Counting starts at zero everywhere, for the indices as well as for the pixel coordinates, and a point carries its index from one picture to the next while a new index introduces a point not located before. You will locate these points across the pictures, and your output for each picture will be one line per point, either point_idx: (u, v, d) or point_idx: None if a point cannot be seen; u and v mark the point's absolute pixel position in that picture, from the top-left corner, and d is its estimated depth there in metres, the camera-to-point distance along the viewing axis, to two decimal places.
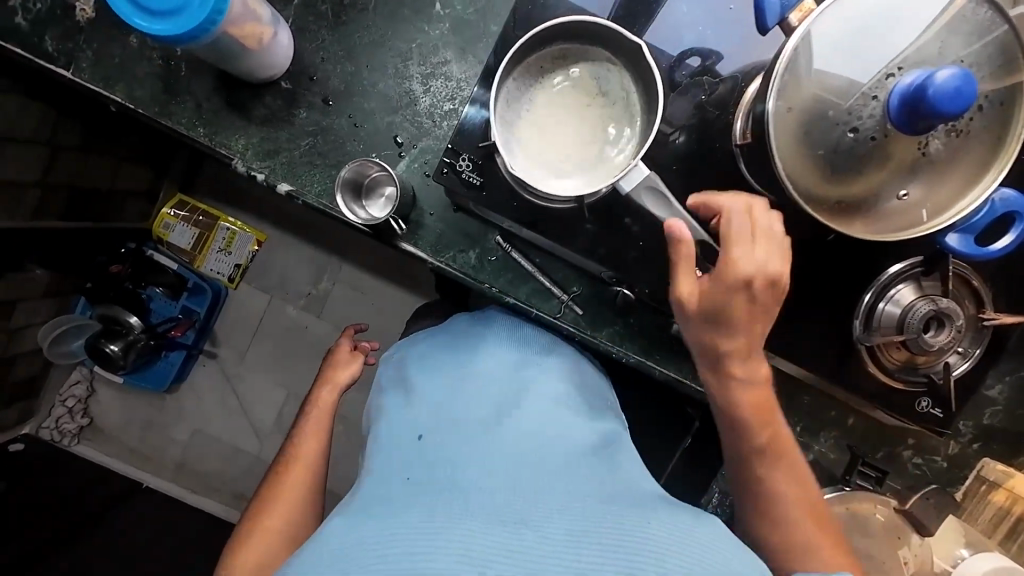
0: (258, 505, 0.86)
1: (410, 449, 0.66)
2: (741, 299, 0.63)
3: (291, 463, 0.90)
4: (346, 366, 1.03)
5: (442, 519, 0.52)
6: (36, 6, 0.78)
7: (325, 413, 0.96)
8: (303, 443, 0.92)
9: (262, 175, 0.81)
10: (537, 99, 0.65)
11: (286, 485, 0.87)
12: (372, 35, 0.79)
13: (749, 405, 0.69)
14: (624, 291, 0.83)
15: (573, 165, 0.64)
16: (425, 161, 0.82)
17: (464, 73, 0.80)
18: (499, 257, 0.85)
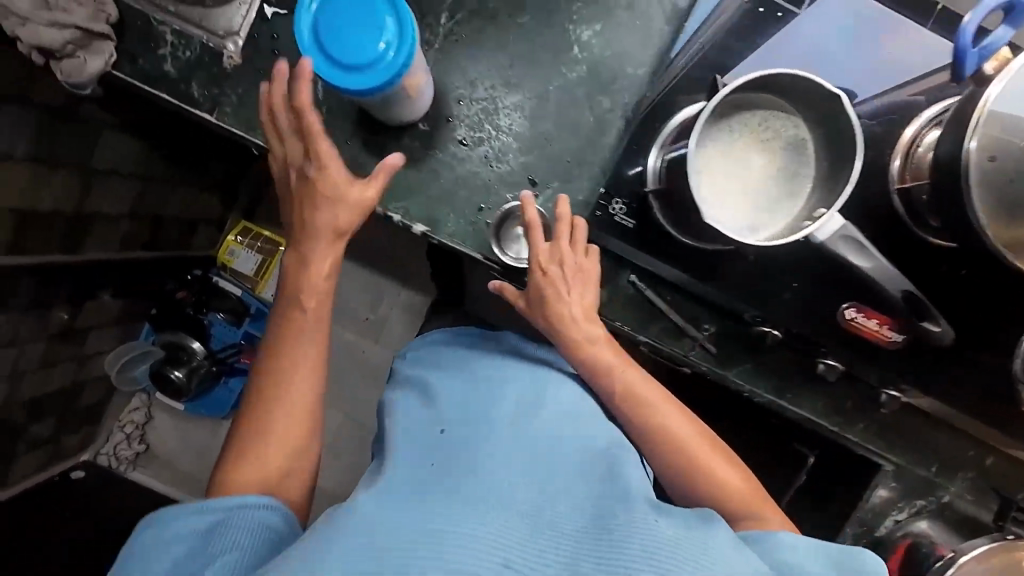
0: (260, 369, 0.72)
1: (431, 452, 0.66)
2: (566, 268, 0.76)
3: (269, 388, 0.71)
4: (323, 183, 0.74)
5: (417, 515, 0.53)
6: (185, 54, 0.80)
7: (317, 297, 0.75)
8: (295, 378, 0.71)
9: (400, 216, 0.82)
10: (714, 152, 0.61)
11: (285, 351, 0.73)
12: (511, 79, 0.80)
13: (641, 393, 0.75)
14: (774, 331, 0.77)
15: (766, 211, 0.61)
16: (559, 201, 0.82)
17: (601, 114, 0.80)
18: (631, 294, 0.84)
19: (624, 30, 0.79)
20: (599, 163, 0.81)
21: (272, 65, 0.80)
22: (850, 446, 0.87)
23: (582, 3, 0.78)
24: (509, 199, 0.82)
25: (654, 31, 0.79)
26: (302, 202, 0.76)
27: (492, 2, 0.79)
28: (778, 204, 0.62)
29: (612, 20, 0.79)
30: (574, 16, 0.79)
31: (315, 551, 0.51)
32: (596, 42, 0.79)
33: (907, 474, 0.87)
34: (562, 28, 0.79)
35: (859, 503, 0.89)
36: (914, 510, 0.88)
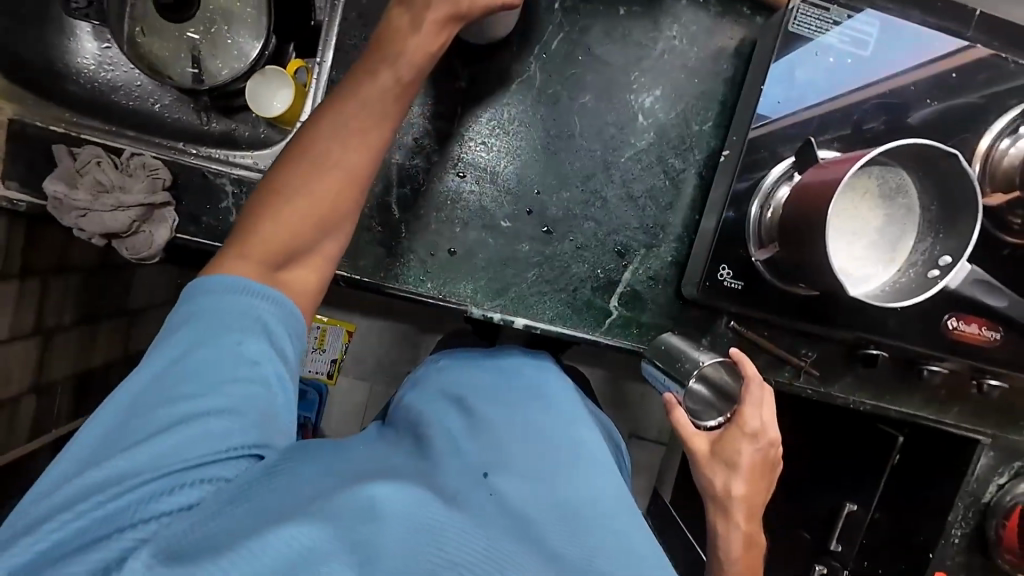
0: (268, 190, 0.59)
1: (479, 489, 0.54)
2: (752, 448, 0.76)
3: (321, 168, 0.60)
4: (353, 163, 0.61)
5: (501, 541, 0.47)
6: (249, 201, 0.77)
7: (350, 185, 0.61)
8: (343, 149, 0.61)
9: (499, 315, 0.81)
10: (846, 247, 0.64)
11: (279, 220, 0.58)
12: (582, 158, 0.80)
13: (751, 509, 0.78)
14: (880, 351, 0.84)
15: (879, 267, 0.64)
16: (649, 266, 0.83)
17: (674, 175, 0.81)
18: (730, 339, 0.86)
19: (683, 90, 0.79)
20: (681, 223, 0.83)
21: None
22: (951, 429, 0.92)
23: (639, 71, 0.79)
24: (601, 274, 0.83)
25: (712, 85, 0.80)
26: (309, 168, 0.60)
27: (551, 88, 0.78)
28: (888, 260, 0.65)
29: (670, 83, 0.79)
30: (634, 86, 0.79)
31: (226, 543, 0.38)
32: (659, 107, 0.79)
33: (1004, 441, 0.94)
34: (624, 99, 0.79)
35: (967, 476, 0.95)
36: (1013, 472, 0.95)
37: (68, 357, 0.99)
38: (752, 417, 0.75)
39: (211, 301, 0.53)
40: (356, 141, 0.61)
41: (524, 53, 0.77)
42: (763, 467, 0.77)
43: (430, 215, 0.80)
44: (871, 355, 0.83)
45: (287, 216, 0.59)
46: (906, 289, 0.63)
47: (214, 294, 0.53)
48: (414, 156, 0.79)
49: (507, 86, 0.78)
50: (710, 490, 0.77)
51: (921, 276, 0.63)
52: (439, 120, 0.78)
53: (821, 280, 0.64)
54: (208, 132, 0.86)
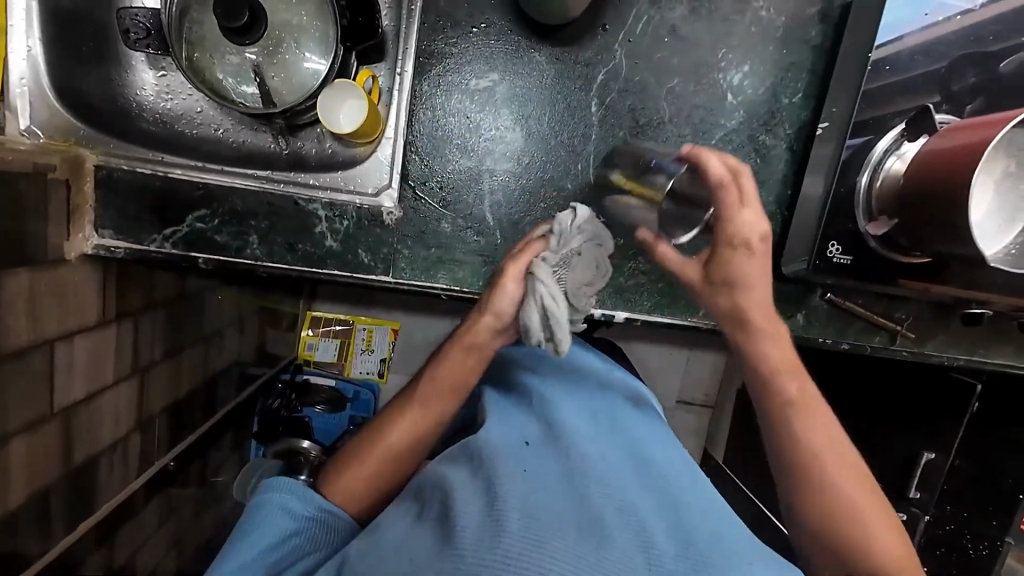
0: (394, 407, 0.71)
1: (530, 459, 0.58)
2: (754, 263, 0.66)
3: (431, 383, 0.69)
4: (478, 343, 0.67)
5: (498, 499, 0.50)
6: (343, 224, 0.76)
7: (450, 392, 0.70)
8: (443, 367, 0.69)
9: (600, 311, 0.81)
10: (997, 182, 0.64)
11: (405, 421, 0.69)
12: (671, 143, 0.78)
13: (820, 454, 0.68)
14: (979, 308, 0.85)
15: (992, 218, 0.65)
16: None
17: (765, 152, 0.80)
18: (826, 310, 0.87)
19: (773, 63, 0.77)
20: (774, 200, 0.81)
21: (433, 209, 0.77)
22: None
23: (726, 48, 0.76)
24: None
25: (801, 53, 0.77)
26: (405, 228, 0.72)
27: (638, 75, 0.76)
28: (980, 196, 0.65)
29: (758, 56, 0.76)
30: (721, 64, 0.76)
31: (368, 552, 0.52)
32: (748, 83, 0.77)
33: None
34: (711, 78, 0.77)
35: None
36: None
37: (163, 392, 1.00)
38: (682, 264, 0.73)
39: (268, 500, 0.62)
40: (459, 352, 0.69)
41: (608, 41, 0.74)
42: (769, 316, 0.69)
43: (524, 220, 0.78)
44: (975, 313, 0.85)
45: (407, 429, 0.69)
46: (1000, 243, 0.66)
47: (276, 492, 0.63)
48: (503, 159, 0.77)
49: (594, 77, 0.75)
50: (761, 381, 0.70)
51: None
52: (526, 120, 0.76)
53: (941, 247, 0.65)
54: (277, 157, 0.82)
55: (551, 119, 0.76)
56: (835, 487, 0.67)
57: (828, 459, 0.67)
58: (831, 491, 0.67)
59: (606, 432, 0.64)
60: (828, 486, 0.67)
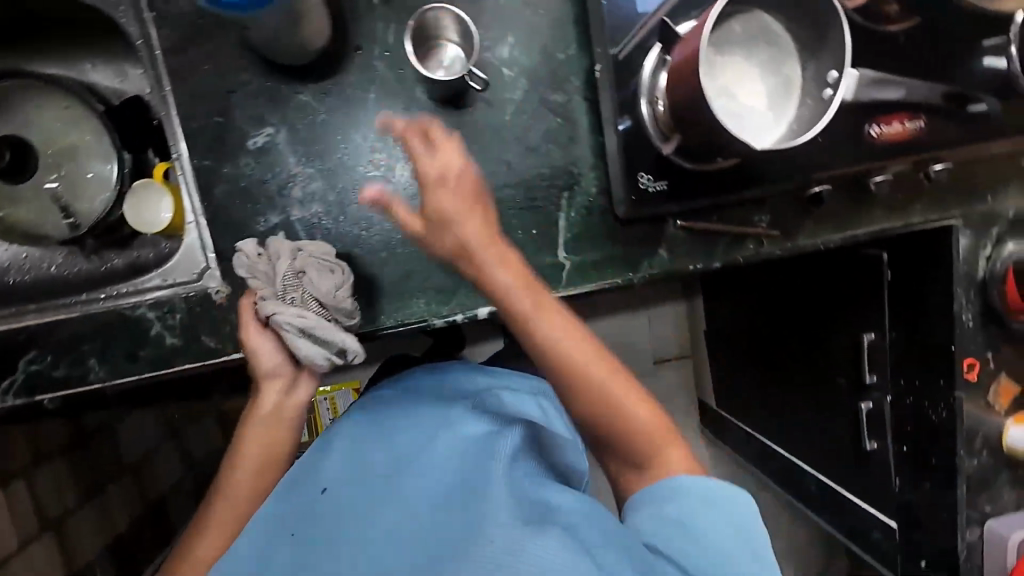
0: (218, 488, 0.79)
1: (322, 499, 0.70)
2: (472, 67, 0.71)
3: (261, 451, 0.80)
4: (280, 412, 0.79)
5: (276, 547, 0.66)
6: (176, 318, 0.75)
7: (278, 458, 0.80)
8: (253, 441, 0.79)
9: (461, 314, 0.80)
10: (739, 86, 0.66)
11: (234, 491, 0.78)
12: (467, 133, 0.79)
13: (575, 362, 0.69)
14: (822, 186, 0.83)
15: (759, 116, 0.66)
16: (578, 204, 0.82)
17: (563, 110, 0.80)
18: (685, 237, 0.86)
19: (535, 26, 0.77)
20: (590, 152, 0.81)
21: None
22: (924, 226, 0.92)
23: (484, 28, 0.76)
24: (538, 232, 0.82)
25: (559, 9, 0.78)
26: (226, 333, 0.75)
27: (409, 81, 0.76)
28: (733, 111, 0.65)
29: (519, 25, 0.77)
30: (485, 44, 0.77)
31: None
32: (518, 52, 0.78)
33: (973, 216, 0.95)
34: (481, 60, 0.77)
35: (954, 263, 0.97)
36: (997, 239, 0.96)
37: (94, 534, 0.99)
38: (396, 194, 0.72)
39: None
40: (269, 418, 0.79)
41: (367, 59, 0.75)
42: (473, 198, 0.70)
43: (354, 252, 0.78)
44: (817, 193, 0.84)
45: (236, 503, 0.78)
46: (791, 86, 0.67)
47: None
48: (308, 203, 0.76)
49: (366, 97, 0.75)
50: (453, 242, 0.70)
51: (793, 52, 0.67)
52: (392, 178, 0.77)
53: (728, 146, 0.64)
54: (115, 271, 0.82)
55: (340, 150, 0.76)
56: (567, 351, 0.69)
57: (563, 347, 0.69)
58: (562, 346, 0.68)
59: (413, 456, 0.72)
60: (561, 349, 0.69)
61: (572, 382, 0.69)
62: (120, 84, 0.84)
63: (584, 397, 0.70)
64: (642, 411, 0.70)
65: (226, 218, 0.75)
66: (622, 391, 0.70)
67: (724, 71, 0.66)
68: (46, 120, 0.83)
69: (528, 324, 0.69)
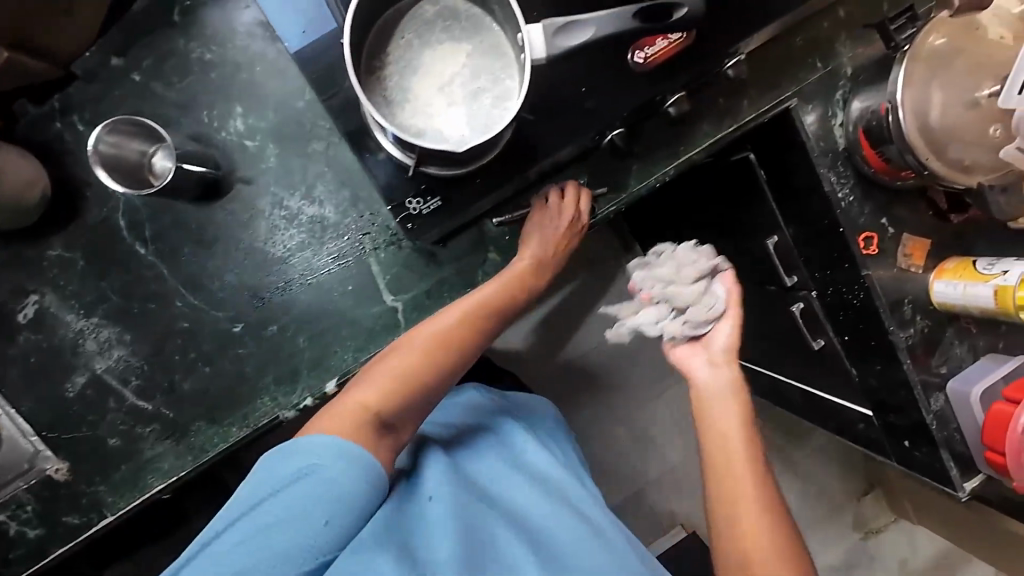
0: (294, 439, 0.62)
1: (445, 510, 0.66)
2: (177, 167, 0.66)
3: (351, 412, 0.64)
4: (358, 419, 0.63)
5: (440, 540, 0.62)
6: (28, 510, 0.73)
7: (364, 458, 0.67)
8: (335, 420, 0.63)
9: (310, 397, 0.77)
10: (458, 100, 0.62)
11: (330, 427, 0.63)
12: (239, 219, 0.74)
13: (718, 462, 0.66)
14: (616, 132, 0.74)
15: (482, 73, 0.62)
16: (384, 244, 0.77)
17: (327, 156, 0.75)
18: (511, 230, 0.81)
19: (257, 85, 0.72)
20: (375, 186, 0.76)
21: (90, 434, 0.73)
22: (759, 121, 0.85)
23: (206, 108, 0.71)
24: (355, 287, 0.77)
25: (275, 57, 0.71)
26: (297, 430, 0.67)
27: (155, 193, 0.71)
28: (479, 91, 0.62)
29: (241, 91, 0.71)
30: (215, 124, 0.71)
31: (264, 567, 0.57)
32: (254, 119, 0.72)
33: (811, 88, 0.87)
34: (219, 142, 0.72)
35: (808, 146, 0.89)
36: (842, 104, 0.88)
37: None
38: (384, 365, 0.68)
39: None
40: (359, 406, 0.64)
41: (101, 188, 0.70)
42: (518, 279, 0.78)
43: (177, 380, 0.75)
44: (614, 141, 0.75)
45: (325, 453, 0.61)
46: (435, 29, 0.62)
47: None
48: (108, 351, 0.72)
49: (118, 227, 0.71)
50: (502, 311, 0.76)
51: (392, 9, 0.62)
52: (308, 270, 0.76)
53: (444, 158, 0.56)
54: None
55: (116, 288, 0.72)
56: (735, 463, 0.66)
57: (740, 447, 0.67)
58: (747, 443, 0.67)
59: (527, 495, 0.73)
60: (726, 417, 0.69)
61: (716, 491, 0.65)
62: None
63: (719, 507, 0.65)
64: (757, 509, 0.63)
65: (32, 397, 0.72)
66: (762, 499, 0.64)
67: (431, 112, 0.62)
68: None
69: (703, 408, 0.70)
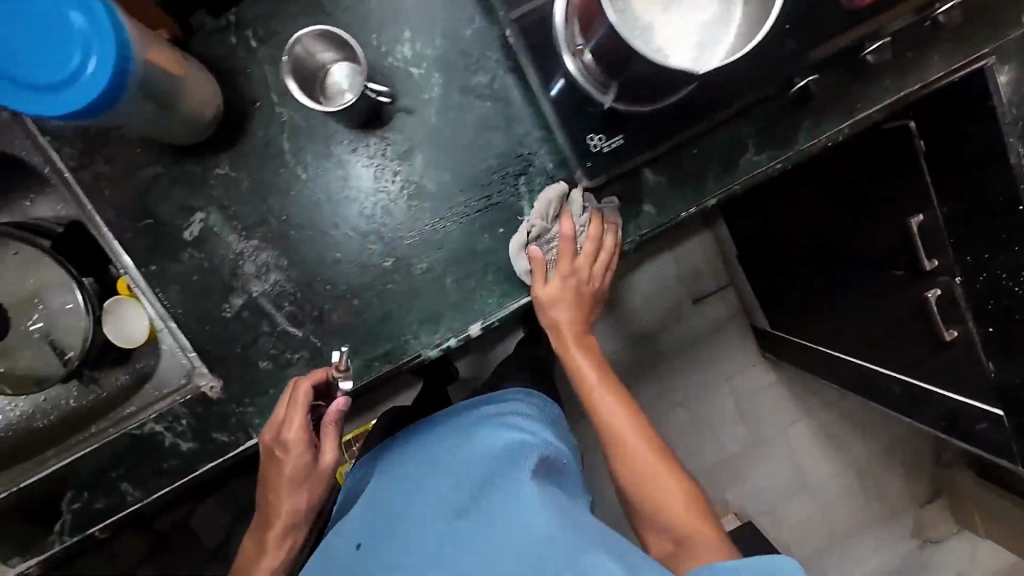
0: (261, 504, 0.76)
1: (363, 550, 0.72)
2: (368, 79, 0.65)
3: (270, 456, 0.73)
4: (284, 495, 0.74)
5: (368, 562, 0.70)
6: (183, 423, 0.75)
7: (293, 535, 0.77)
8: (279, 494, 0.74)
9: (453, 338, 0.75)
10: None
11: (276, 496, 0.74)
12: (397, 150, 0.72)
13: (660, 500, 0.73)
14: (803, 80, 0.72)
15: None
16: (539, 185, 0.74)
17: (490, 89, 0.71)
18: (667, 181, 0.76)
19: (430, 10, 0.69)
20: (534, 125, 0.73)
21: (242, 356, 0.74)
22: (949, 78, 0.77)
23: (377, 31, 0.69)
24: (505, 228, 0.75)
25: None
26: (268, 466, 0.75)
27: (319, 117, 0.70)
28: None
29: (413, 14, 0.69)
30: (384, 48, 0.69)
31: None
32: (422, 45, 0.70)
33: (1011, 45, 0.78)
34: (386, 66, 0.70)
35: (1002, 112, 0.79)
36: None
37: None
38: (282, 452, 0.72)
39: None
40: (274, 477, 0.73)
41: (268, 108, 0.69)
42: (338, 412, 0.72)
43: (326, 309, 0.74)
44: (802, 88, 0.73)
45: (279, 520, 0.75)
46: None
47: None
48: (264, 274, 0.73)
49: (281, 149, 0.70)
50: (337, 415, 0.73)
51: None
52: (372, 219, 0.73)
53: None
54: (119, 392, 0.83)
55: (277, 210, 0.71)
56: (634, 456, 0.76)
57: (669, 494, 0.73)
58: (659, 490, 0.74)
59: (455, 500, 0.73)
60: (649, 473, 0.75)
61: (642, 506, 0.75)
62: (60, 209, 0.81)
63: (648, 511, 0.74)
64: (686, 515, 0.72)
65: (191, 314, 0.73)
66: (677, 498, 0.73)
67: (684, 23, 0.61)
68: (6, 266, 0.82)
69: (621, 444, 0.78)
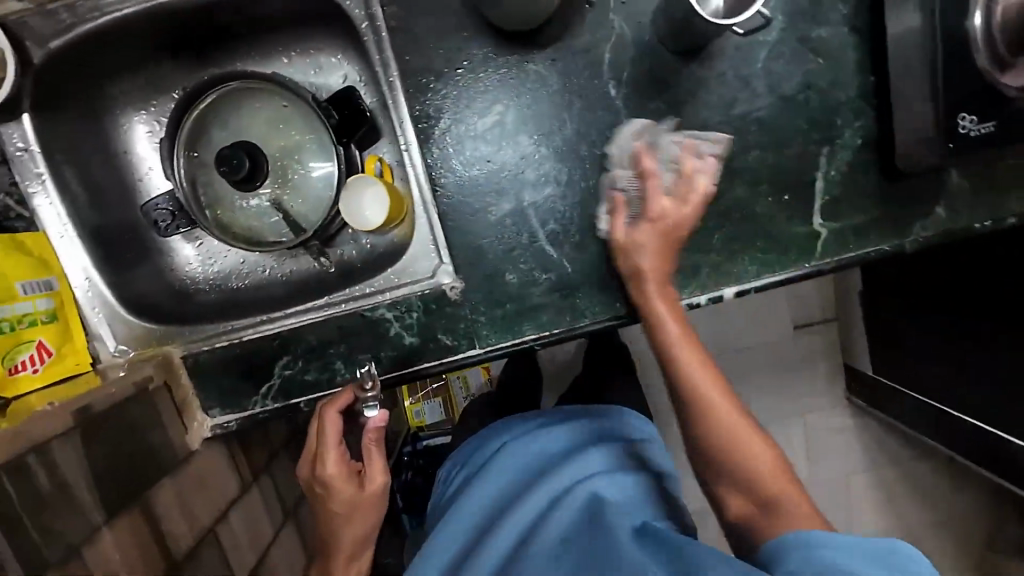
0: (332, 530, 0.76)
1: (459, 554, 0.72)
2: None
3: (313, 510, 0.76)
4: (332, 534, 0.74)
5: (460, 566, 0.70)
6: (413, 317, 0.73)
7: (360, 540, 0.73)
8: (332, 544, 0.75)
9: (705, 297, 0.72)
10: None
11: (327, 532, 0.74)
12: (713, 87, 0.68)
13: (736, 444, 0.60)
14: None
15: None
16: (839, 161, 0.70)
17: (828, 45, 0.67)
18: (971, 189, 0.71)
19: None
20: (859, 95, 0.68)
21: (493, 263, 0.72)
22: None
23: None
24: (790, 197, 0.71)
25: None
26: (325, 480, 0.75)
27: (649, 33, 0.66)
28: None
29: None
30: None
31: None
32: None
33: None
34: None
35: None
36: None
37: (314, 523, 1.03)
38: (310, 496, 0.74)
39: None
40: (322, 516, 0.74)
41: (602, 12, 0.66)
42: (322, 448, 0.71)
43: (588, 235, 0.71)
44: None
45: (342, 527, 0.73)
46: None
47: None
48: (540, 185, 0.70)
49: (600, 58, 0.67)
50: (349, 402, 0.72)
51: None
52: (549, 138, 0.69)
53: None
54: (337, 274, 0.81)
55: (576, 122, 0.68)
56: (706, 394, 0.63)
57: (699, 381, 0.63)
58: (716, 399, 0.62)
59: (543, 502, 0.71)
60: (712, 399, 0.62)
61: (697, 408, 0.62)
62: (315, 77, 0.79)
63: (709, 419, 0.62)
64: (766, 462, 0.60)
65: (457, 208, 0.70)
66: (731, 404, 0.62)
67: None
68: (256, 121, 0.80)
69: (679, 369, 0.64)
